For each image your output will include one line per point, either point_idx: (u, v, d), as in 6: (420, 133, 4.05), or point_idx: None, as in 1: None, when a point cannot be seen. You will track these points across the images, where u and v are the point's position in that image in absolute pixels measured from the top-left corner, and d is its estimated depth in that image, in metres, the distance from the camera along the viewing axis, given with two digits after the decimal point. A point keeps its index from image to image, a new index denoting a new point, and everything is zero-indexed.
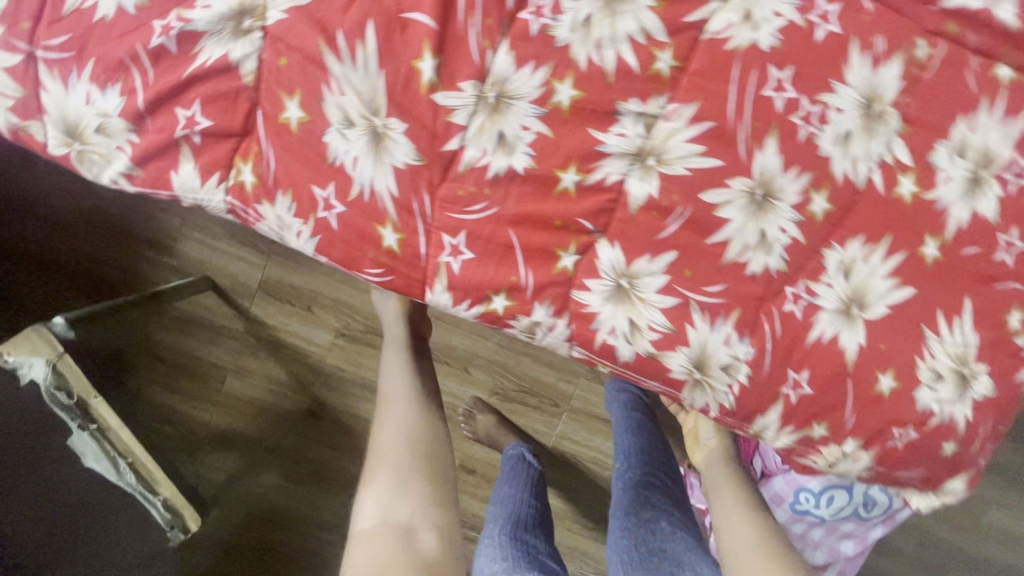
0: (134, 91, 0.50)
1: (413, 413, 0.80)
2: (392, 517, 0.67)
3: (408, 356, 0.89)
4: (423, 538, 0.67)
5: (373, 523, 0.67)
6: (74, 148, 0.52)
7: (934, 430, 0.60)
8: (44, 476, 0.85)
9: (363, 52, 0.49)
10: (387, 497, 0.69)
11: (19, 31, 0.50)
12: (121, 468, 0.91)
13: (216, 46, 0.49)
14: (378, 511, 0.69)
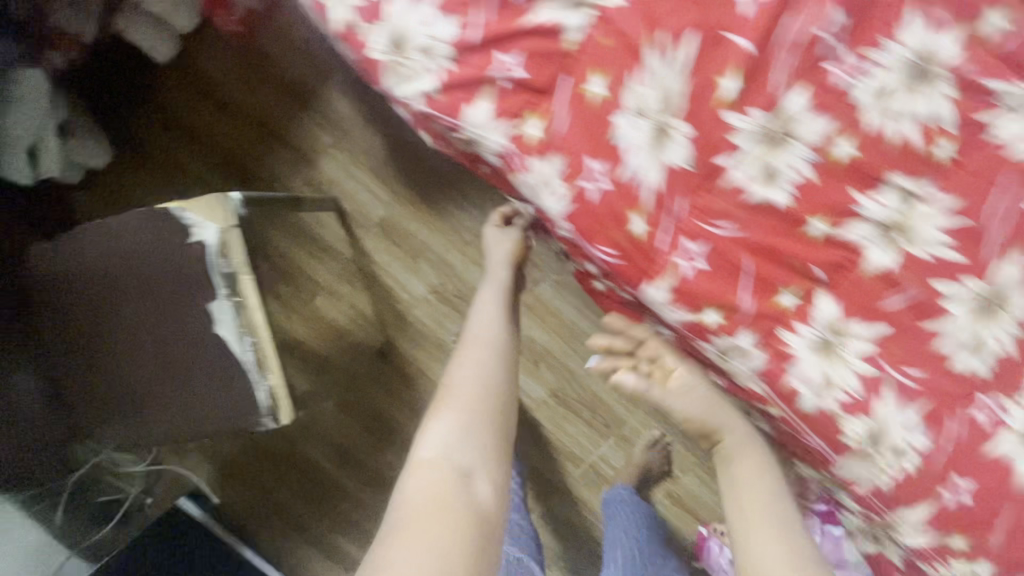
0: (472, 27, 0.77)
1: (496, 363, 0.98)
2: (456, 455, 0.81)
3: (483, 352, 0.99)
4: (479, 486, 0.78)
5: (433, 455, 0.81)
6: (393, 57, 0.82)
7: (991, 504, 0.71)
8: (169, 322, 0.99)
9: (676, 56, 0.71)
10: (458, 428, 0.84)
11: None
12: (244, 342, 0.99)
13: (552, 14, 0.75)
14: (438, 446, 0.82)
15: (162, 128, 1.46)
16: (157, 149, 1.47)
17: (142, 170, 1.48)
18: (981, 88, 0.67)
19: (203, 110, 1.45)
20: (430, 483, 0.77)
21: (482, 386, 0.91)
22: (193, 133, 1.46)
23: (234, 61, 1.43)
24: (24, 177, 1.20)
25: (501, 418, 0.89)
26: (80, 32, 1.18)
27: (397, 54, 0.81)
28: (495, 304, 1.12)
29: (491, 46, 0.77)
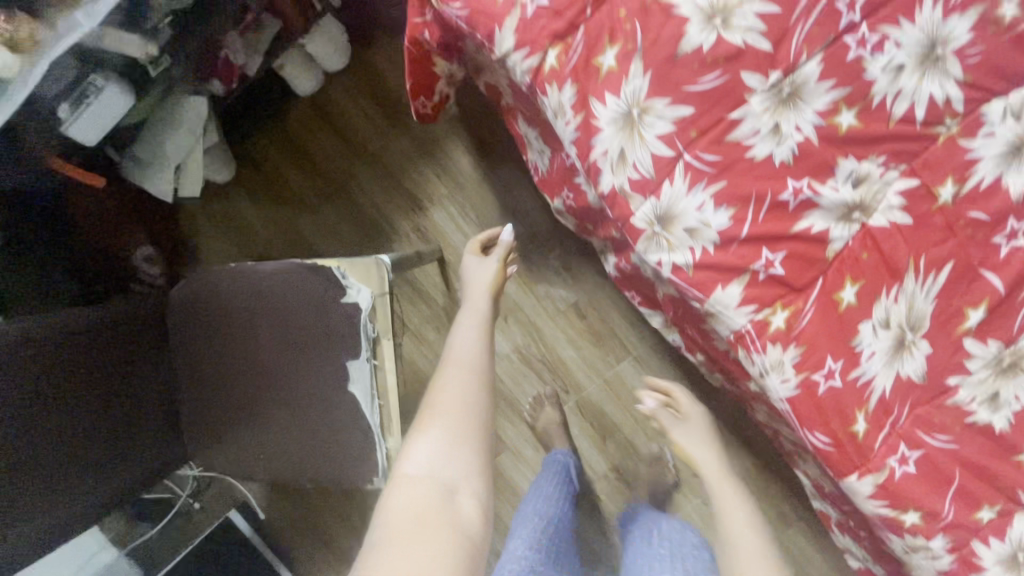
0: (743, 221, 0.58)
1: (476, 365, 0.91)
2: (437, 474, 0.73)
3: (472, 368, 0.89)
4: (462, 501, 0.71)
5: (418, 474, 0.72)
6: (652, 226, 0.61)
7: None
8: (294, 373, 1.01)
9: (932, 279, 0.57)
10: (440, 445, 0.76)
11: (683, 137, 0.58)
12: (372, 404, 0.99)
13: (822, 219, 0.57)
14: (418, 464, 0.74)
15: (289, 157, 1.51)
16: (278, 175, 1.52)
17: (261, 192, 1.52)
18: None
19: (331, 146, 1.50)
20: (414, 493, 0.69)
21: (473, 402, 0.83)
22: (316, 165, 1.51)
23: (368, 104, 1.48)
24: (161, 194, 1.23)
25: (483, 428, 0.80)
26: (246, 66, 1.21)
27: (658, 226, 0.60)
28: (474, 327, 0.99)
29: (760, 241, 0.58)
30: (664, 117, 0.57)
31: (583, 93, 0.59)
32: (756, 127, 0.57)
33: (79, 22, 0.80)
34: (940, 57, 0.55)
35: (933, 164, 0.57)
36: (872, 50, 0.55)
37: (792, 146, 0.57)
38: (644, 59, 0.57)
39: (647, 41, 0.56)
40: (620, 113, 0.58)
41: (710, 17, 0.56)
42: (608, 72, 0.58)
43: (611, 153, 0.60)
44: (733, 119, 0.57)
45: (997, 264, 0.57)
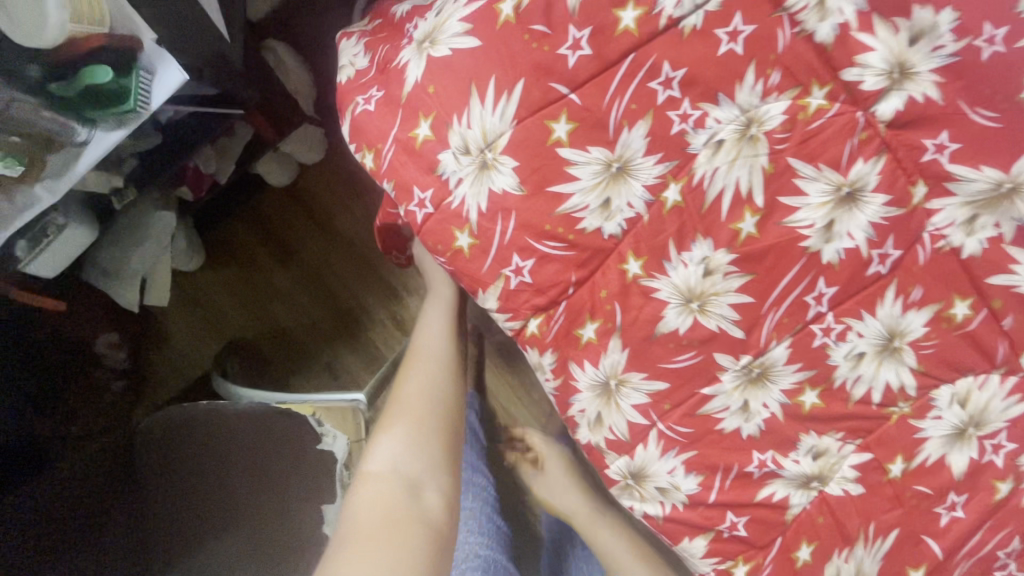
0: (710, 487, 0.61)
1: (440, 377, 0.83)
2: (402, 467, 0.72)
3: (439, 375, 0.83)
4: (428, 496, 0.71)
5: (383, 467, 0.72)
6: (625, 477, 0.63)
7: None
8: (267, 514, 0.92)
9: (881, 542, 0.61)
10: (404, 444, 0.75)
11: (658, 408, 0.60)
12: None
13: (783, 487, 0.61)
14: (388, 458, 0.74)
15: (259, 242, 1.46)
16: (248, 260, 1.46)
17: (228, 277, 1.46)
18: None
19: (303, 234, 1.46)
20: (378, 489, 0.70)
21: (436, 399, 0.80)
22: (286, 250, 1.47)
23: (342, 193, 1.44)
24: (128, 305, 1.17)
25: (448, 429, 0.79)
26: (216, 173, 1.16)
27: (631, 479, 0.63)
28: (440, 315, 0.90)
29: (725, 505, 0.61)
30: (639, 388, 0.59)
31: (563, 359, 0.61)
32: (726, 403, 0.59)
33: (42, 198, 0.76)
34: (899, 348, 0.58)
35: (885, 441, 0.60)
36: (837, 339, 0.58)
37: (759, 422, 0.60)
38: (623, 338, 0.58)
39: (627, 322, 0.58)
40: (598, 382, 0.60)
41: (687, 303, 0.58)
42: (587, 343, 0.59)
43: (589, 413, 0.62)
44: (705, 394, 0.59)
45: (936, 531, 0.61)
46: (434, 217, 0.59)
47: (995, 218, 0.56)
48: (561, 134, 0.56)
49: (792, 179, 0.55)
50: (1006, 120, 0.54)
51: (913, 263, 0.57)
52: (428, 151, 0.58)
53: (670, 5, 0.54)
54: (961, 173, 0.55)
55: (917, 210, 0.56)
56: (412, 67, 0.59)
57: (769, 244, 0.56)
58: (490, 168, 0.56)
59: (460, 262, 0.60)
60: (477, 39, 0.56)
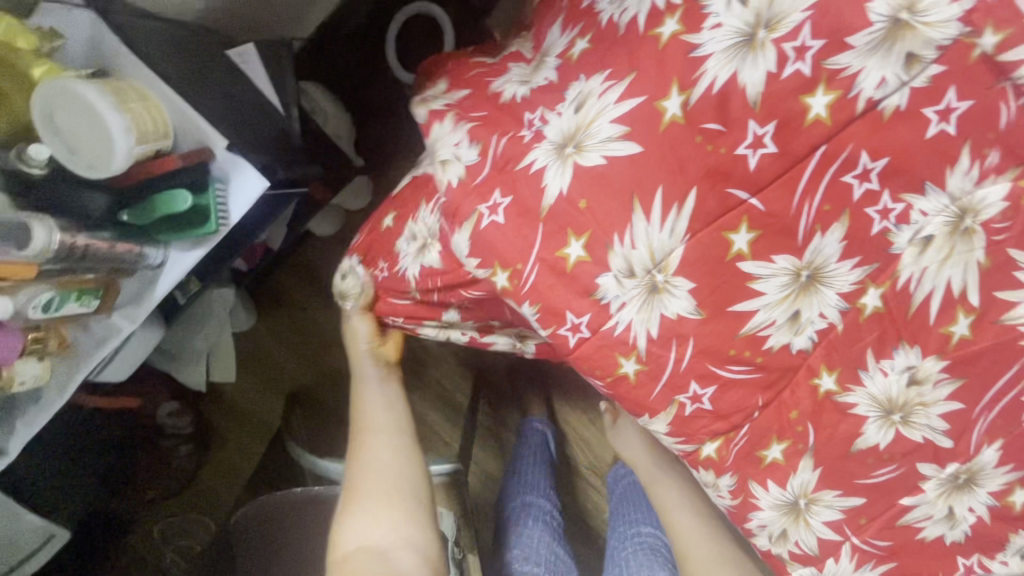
0: None
1: (393, 443, 0.74)
2: (367, 543, 0.63)
3: (394, 443, 0.75)
4: (400, 559, 0.63)
5: (349, 548, 0.63)
6: None
7: None
8: None
9: None
10: (365, 519, 0.66)
11: (854, 523, 0.54)
12: None
13: None
14: (356, 535, 0.65)
15: (296, 281, 1.34)
16: (285, 298, 1.34)
17: (265, 320, 1.35)
18: None
19: (337, 263, 1.32)
20: (348, 569, 0.60)
21: (394, 468, 0.71)
22: (319, 283, 1.33)
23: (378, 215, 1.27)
24: (194, 384, 1.11)
25: (410, 492, 0.70)
26: (268, 240, 1.07)
27: None
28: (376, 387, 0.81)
29: None
30: (833, 506, 0.54)
31: (743, 479, 0.55)
32: (929, 512, 0.54)
33: (122, 327, 0.68)
34: None
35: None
36: None
37: (965, 527, 0.54)
38: (815, 457, 0.53)
39: (821, 442, 0.52)
40: (785, 501, 0.55)
41: (888, 414, 0.51)
42: (772, 463, 0.54)
43: (772, 528, 0.56)
44: (906, 504, 0.54)
45: None
46: (591, 342, 0.52)
47: None
48: (742, 246, 0.48)
49: (1012, 272, 0.48)
50: None
51: None
52: (582, 273, 0.51)
53: (872, 86, 0.45)
54: None
55: None
56: (553, 175, 0.51)
57: (985, 346, 0.49)
58: (660, 291, 0.49)
59: (623, 387, 0.53)
60: (636, 144, 0.48)
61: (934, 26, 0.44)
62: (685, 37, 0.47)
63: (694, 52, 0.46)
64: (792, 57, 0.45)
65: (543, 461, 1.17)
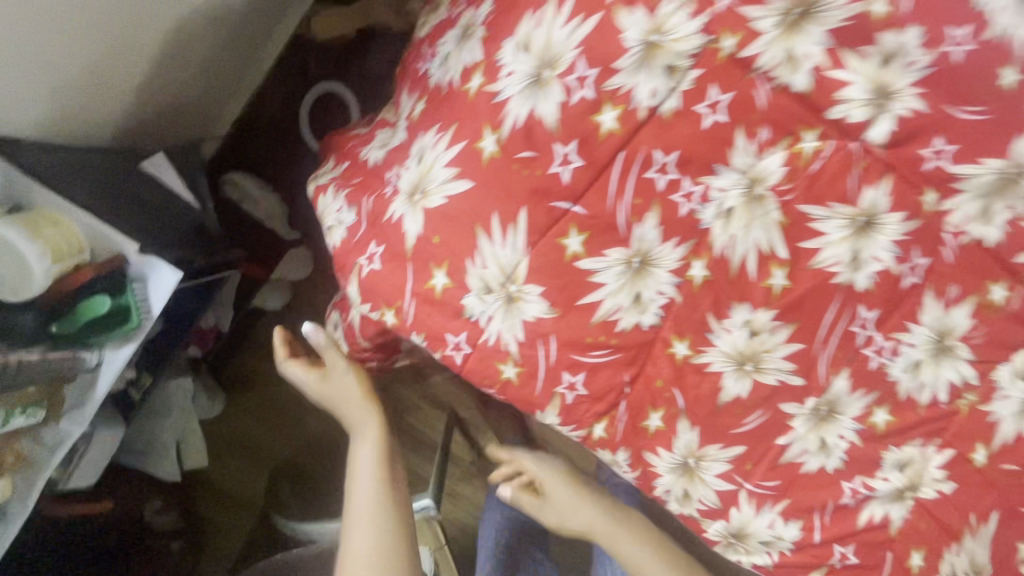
0: (812, 528, 0.61)
1: (380, 518, 0.71)
2: None
3: (379, 529, 0.70)
4: None
5: None
6: (727, 539, 0.63)
7: None
8: None
9: (984, 527, 0.63)
10: None
11: (742, 470, 0.60)
12: None
13: (880, 507, 0.61)
14: None
15: (261, 358, 1.37)
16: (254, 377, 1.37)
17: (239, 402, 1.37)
18: None
19: None
20: None
21: (382, 554, 0.68)
22: None
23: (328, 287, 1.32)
24: (169, 476, 1.15)
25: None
26: (218, 323, 1.14)
27: (732, 537, 0.63)
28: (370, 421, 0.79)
29: (831, 539, 0.61)
30: (719, 458, 0.60)
31: (637, 451, 0.61)
32: (804, 447, 0.60)
33: (70, 431, 0.74)
34: (951, 346, 0.60)
35: (963, 432, 0.61)
36: (891, 356, 0.59)
37: (841, 454, 0.60)
38: (689, 417, 0.59)
39: (690, 402, 0.59)
40: (676, 462, 0.60)
41: (741, 366, 0.58)
42: (657, 430, 0.60)
43: (676, 491, 0.62)
44: (782, 444, 0.60)
45: None
46: (473, 356, 0.59)
47: (1008, 202, 0.57)
48: (576, 247, 0.56)
49: (807, 224, 0.56)
50: (994, 111, 0.55)
51: (942, 264, 0.58)
52: (450, 299, 0.58)
53: (646, 97, 0.54)
54: (966, 171, 0.56)
55: (933, 215, 0.57)
56: (409, 220, 0.58)
57: (803, 290, 0.57)
58: (516, 299, 0.56)
59: (511, 390, 0.60)
60: (468, 181, 0.56)
61: (681, 40, 0.53)
62: (489, 86, 0.56)
63: (496, 98, 0.55)
64: (574, 87, 0.54)
65: None
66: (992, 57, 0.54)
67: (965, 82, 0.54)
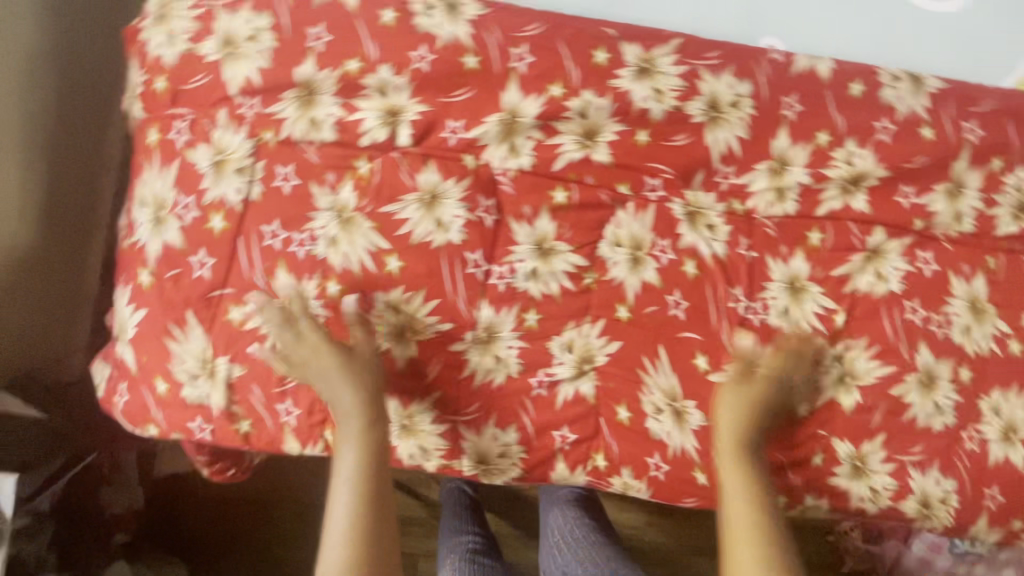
0: (525, 427, 0.76)
1: (357, 503, 0.65)
2: None
3: (366, 500, 0.66)
4: None
5: None
6: (480, 468, 0.77)
7: None
8: None
9: (660, 363, 0.77)
10: None
11: (447, 408, 0.75)
12: None
13: (569, 385, 0.77)
14: None
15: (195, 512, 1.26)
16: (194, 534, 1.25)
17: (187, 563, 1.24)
18: (831, 270, 0.80)
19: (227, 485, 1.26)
20: None
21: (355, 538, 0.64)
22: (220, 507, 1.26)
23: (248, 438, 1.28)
24: None
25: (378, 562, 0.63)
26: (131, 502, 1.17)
27: (482, 465, 0.77)
28: (347, 389, 0.69)
29: (546, 428, 0.76)
30: (424, 409, 0.75)
31: None
32: (485, 368, 0.76)
33: None
34: (552, 247, 0.76)
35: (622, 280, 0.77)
36: (512, 274, 0.76)
37: (516, 360, 0.76)
38: (385, 391, 0.74)
39: (379, 379, 0.74)
40: (398, 428, 0.75)
41: (402, 334, 0.74)
42: None
43: (414, 450, 0.76)
44: (466, 375, 0.75)
45: (685, 325, 0.78)
46: (214, 428, 0.74)
47: (524, 136, 0.75)
48: (240, 316, 0.73)
49: (392, 219, 0.73)
50: (475, 86, 0.74)
51: (508, 197, 0.75)
52: (175, 396, 0.74)
53: (233, 195, 0.72)
54: (480, 132, 0.74)
55: (479, 169, 0.75)
56: (127, 355, 0.75)
57: (413, 264, 0.74)
58: (215, 371, 0.73)
59: (256, 438, 0.75)
60: (145, 308, 0.73)
61: (236, 150, 0.73)
62: (133, 239, 0.74)
63: (140, 245, 0.74)
64: (185, 214, 0.73)
65: (466, 510, 1.23)
66: (450, 55, 0.74)
67: (442, 78, 0.74)
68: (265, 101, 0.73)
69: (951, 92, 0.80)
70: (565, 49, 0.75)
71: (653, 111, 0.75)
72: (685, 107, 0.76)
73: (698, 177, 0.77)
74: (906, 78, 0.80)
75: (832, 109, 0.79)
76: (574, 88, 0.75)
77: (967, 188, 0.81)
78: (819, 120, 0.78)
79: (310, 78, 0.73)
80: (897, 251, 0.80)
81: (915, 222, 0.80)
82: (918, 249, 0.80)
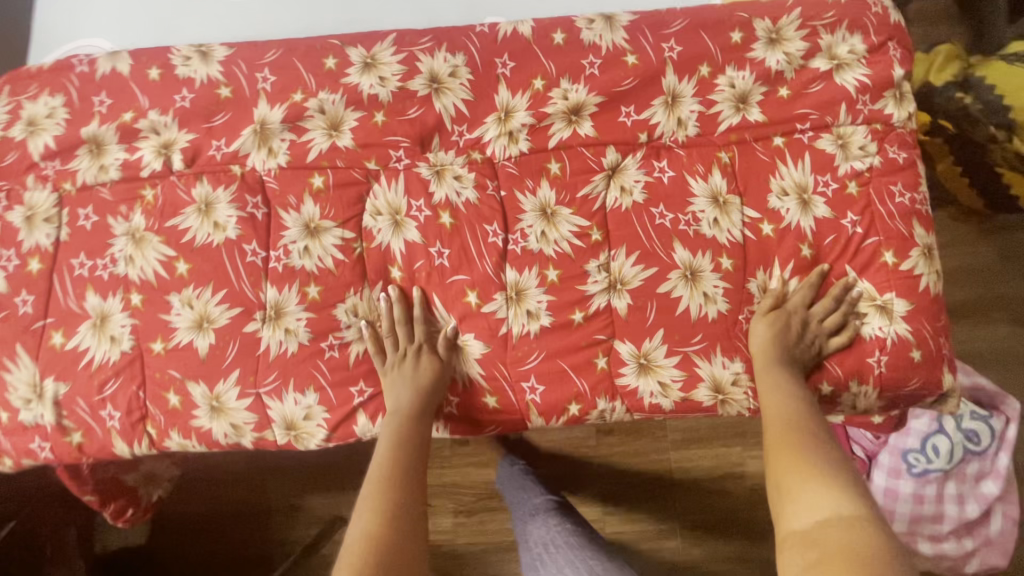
0: (323, 388, 0.83)
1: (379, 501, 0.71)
2: None
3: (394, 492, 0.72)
4: None
5: None
6: (292, 434, 0.84)
7: (853, 356, 0.83)
8: None
9: (435, 307, 0.86)
10: None
11: (248, 384, 0.83)
12: None
13: (358, 344, 0.85)
14: None
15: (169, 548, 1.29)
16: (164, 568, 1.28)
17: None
18: (577, 191, 0.87)
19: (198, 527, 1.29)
20: None
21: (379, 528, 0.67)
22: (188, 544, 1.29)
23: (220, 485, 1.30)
24: None
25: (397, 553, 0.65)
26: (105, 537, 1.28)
27: (292, 430, 0.84)
28: (405, 385, 0.81)
29: (342, 385, 0.84)
30: (228, 388, 0.83)
31: (184, 424, 0.83)
32: (277, 341, 0.83)
33: None
34: (319, 225, 0.86)
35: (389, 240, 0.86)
36: (287, 255, 0.85)
37: (304, 330, 0.84)
38: (191, 379, 0.83)
39: (183, 370, 0.83)
40: (208, 411, 0.83)
41: (199, 326, 0.84)
42: (179, 404, 0.83)
43: (227, 429, 0.83)
44: (261, 352, 0.83)
45: (451, 270, 0.85)
46: (52, 444, 0.84)
47: (278, 139, 0.88)
48: (61, 339, 0.84)
49: (176, 230, 0.85)
50: (231, 110, 0.88)
51: (273, 192, 0.87)
52: (15, 422, 0.84)
53: (45, 240, 0.86)
54: (239, 143, 0.87)
55: (245, 174, 0.87)
56: None
57: (198, 264, 0.85)
58: (43, 392, 0.83)
59: (90, 447, 0.84)
60: None
61: (44, 203, 0.87)
62: None
63: None
64: (9, 263, 0.86)
65: None
66: (206, 89, 0.89)
67: (203, 109, 0.88)
68: (64, 160, 0.88)
69: (642, 24, 0.90)
70: (300, 64, 0.89)
71: (381, 95, 0.88)
72: (408, 86, 0.88)
73: (435, 141, 0.89)
74: (601, 20, 0.91)
75: (541, 58, 0.89)
76: (311, 92, 0.88)
77: (683, 98, 0.88)
78: (532, 69, 0.89)
79: (95, 133, 0.88)
80: (633, 163, 0.88)
81: (642, 136, 0.88)
82: (653, 157, 0.88)
